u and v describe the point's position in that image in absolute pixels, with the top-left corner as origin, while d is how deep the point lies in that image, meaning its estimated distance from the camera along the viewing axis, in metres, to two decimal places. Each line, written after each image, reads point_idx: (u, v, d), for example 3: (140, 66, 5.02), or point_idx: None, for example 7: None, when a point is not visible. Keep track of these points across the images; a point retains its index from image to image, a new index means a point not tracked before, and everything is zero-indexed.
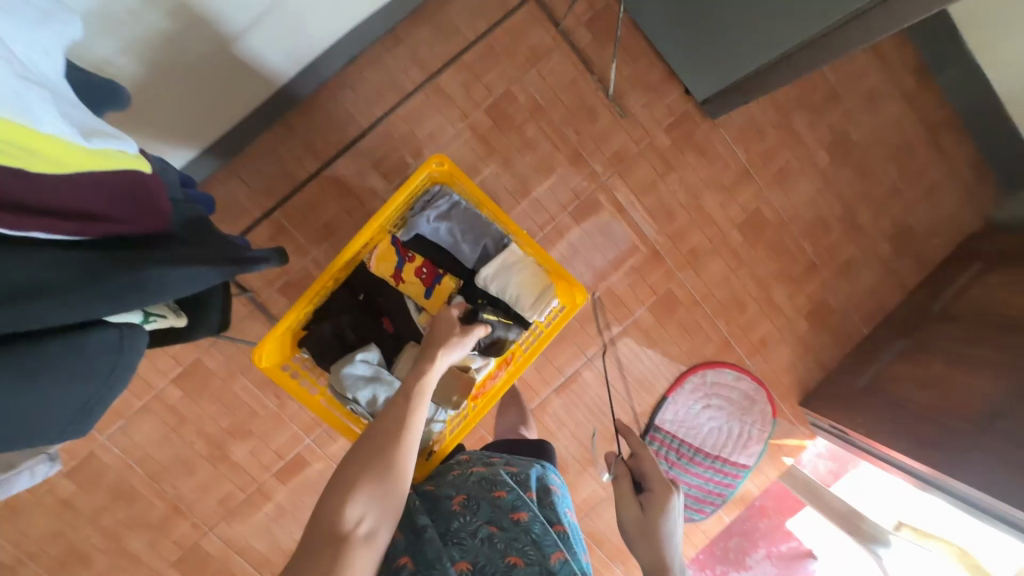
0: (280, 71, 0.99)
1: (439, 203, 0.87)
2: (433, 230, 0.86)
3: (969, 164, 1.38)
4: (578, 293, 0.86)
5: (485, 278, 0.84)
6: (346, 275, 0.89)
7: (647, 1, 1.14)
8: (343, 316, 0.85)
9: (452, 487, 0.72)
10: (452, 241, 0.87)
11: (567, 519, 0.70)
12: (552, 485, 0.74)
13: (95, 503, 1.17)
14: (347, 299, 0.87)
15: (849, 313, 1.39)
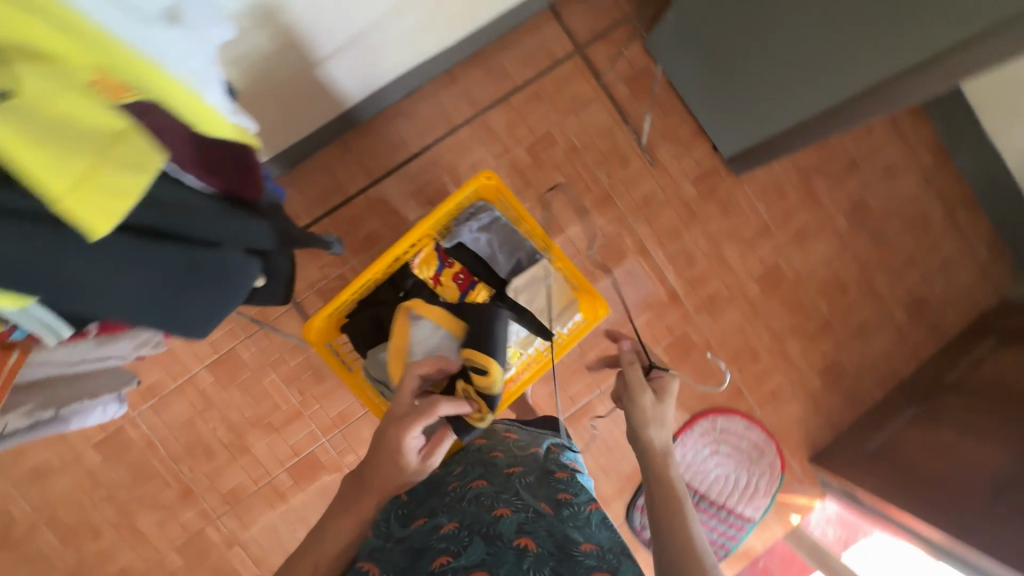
0: (350, 95, 1.11)
1: (484, 216, 0.94)
2: (473, 240, 0.92)
3: (986, 241, 1.43)
4: (600, 308, 0.92)
5: (517, 289, 0.91)
6: (391, 273, 0.95)
7: (683, 65, 1.25)
8: (383, 309, 0.92)
9: (452, 473, 0.74)
10: (490, 253, 0.93)
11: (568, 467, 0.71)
12: (552, 448, 0.77)
13: (115, 477, 1.22)
14: (390, 294, 0.94)
15: (863, 375, 1.41)
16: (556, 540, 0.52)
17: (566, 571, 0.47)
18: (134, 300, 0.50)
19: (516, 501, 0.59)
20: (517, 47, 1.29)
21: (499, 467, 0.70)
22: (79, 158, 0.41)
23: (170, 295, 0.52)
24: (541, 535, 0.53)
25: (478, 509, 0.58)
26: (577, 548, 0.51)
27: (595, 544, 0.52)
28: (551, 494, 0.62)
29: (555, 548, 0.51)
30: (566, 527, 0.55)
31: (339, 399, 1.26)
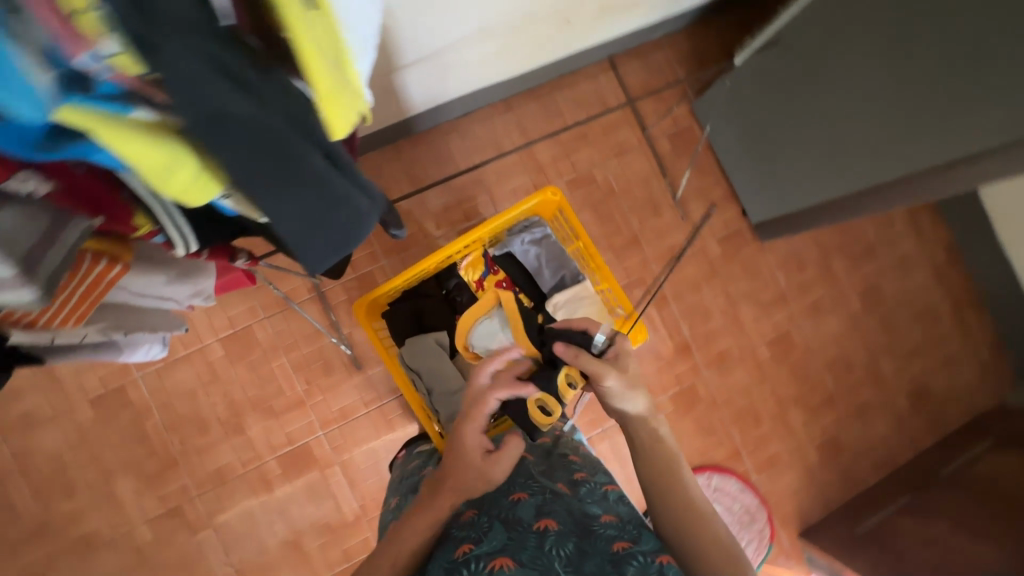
0: (415, 104, 1.17)
1: (537, 231, 0.97)
2: (523, 251, 0.97)
3: (989, 344, 1.47)
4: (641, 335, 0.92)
5: (557, 303, 0.94)
6: (440, 270, 1.00)
7: (726, 131, 1.32)
8: (425, 302, 0.97)
9: None
10: (535, 267, 0.97)
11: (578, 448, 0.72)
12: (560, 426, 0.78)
13: (104, 437, 1.20)
14: (434, 289, 0.99)
15: (860, 457, 1.42)
16: (574, 519, 0.52)
17: (589, 549, 0.47)
18: (305, 219, 0.40)
19: (532, 484, 0.58)
20: (573, 89, 1.37)
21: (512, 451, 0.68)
22: (339, 72, 0.39)
23: (329, 224, 0.43)
24: (561, 515, 0.52)
25: (495, 497, 0.56)
26: (596, 523, 0.51)
27: (614, 516, 0.53)
28: (565, 475, 0.62)
29: (575, 526, 0.50)
30: (584, 507, 0.54)
31: (344, 394, 1.26)
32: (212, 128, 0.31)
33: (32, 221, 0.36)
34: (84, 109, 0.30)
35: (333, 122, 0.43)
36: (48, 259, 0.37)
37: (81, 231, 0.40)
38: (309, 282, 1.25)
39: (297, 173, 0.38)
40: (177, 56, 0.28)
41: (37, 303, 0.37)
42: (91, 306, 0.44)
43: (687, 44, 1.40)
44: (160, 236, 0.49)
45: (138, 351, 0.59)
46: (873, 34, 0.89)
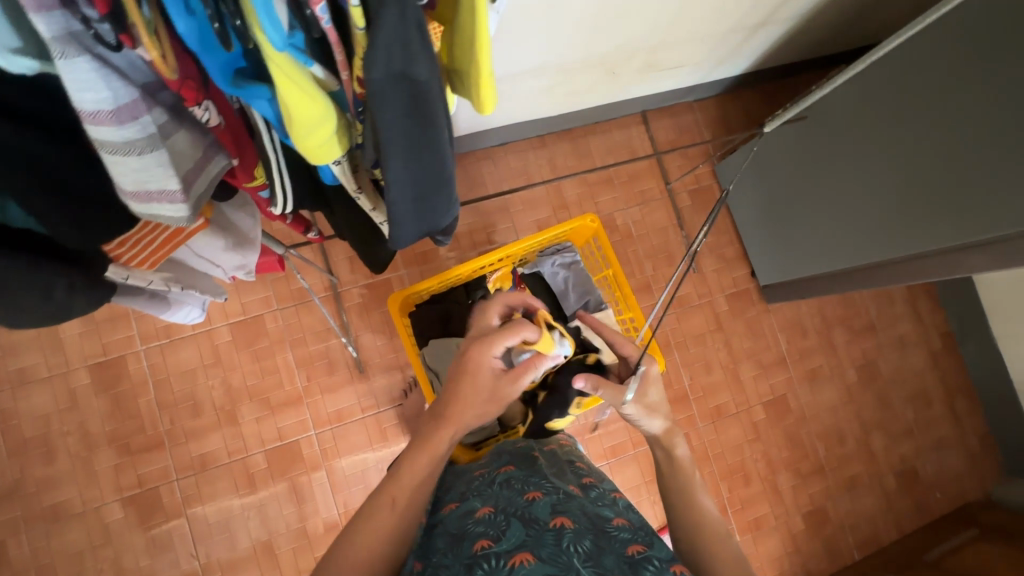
0: (458, 127, 1.23)
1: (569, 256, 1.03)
2: (552, 272, 1.02)
3: (977, 435, 1.50)
4: None
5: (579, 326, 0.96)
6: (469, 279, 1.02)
7: (745, 194, 1.39)
8: (452, 307, 0.99)
9: (471, 462, 0.70)
10: (564, 289, 1.01)
11: (582, 460, 0.73)
12: (562, 441, 0.79)
13: (94, 406, 1.18)
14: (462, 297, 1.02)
15: (844, 531, 1.41)
16: (589, 519, 0.53)
17: (606, 545, 0.49)
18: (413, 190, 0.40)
19: (545, 483, 0.58)
20: (606, 135, 1.44)
21: (522, 450, 0.68)
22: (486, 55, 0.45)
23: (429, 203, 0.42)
24: (575, 515, 0.52)
25: (510, 492, 0.56)
26: (609, 526, 0.52)
27: (626, 520, 0.55)
28: (574, 480, 0.62)
29: (590, 525, 0.51)
30: (596, 509, 0.55)
31: (343, 395, 1.25)
32: (389, 85, 0.32)
33: (194, 148, 0.44)
34: (290, 58, 0.33)
35: (485, 98, 0.46)
36: (195, 185, 0.45)
37: (222, 166, 0.47)
38: (326, 280, 1.27)
39: (428, 150, 0.38)
40: (394, 19, 0.30)
41: (183, 221, 0.45)
42: (171, 250, 0.53)
43: (716, 110, 1.49)
44: (264, 190, 0.54)
45: (180, 310, 0.65)
46: (899, 122, 0.96)
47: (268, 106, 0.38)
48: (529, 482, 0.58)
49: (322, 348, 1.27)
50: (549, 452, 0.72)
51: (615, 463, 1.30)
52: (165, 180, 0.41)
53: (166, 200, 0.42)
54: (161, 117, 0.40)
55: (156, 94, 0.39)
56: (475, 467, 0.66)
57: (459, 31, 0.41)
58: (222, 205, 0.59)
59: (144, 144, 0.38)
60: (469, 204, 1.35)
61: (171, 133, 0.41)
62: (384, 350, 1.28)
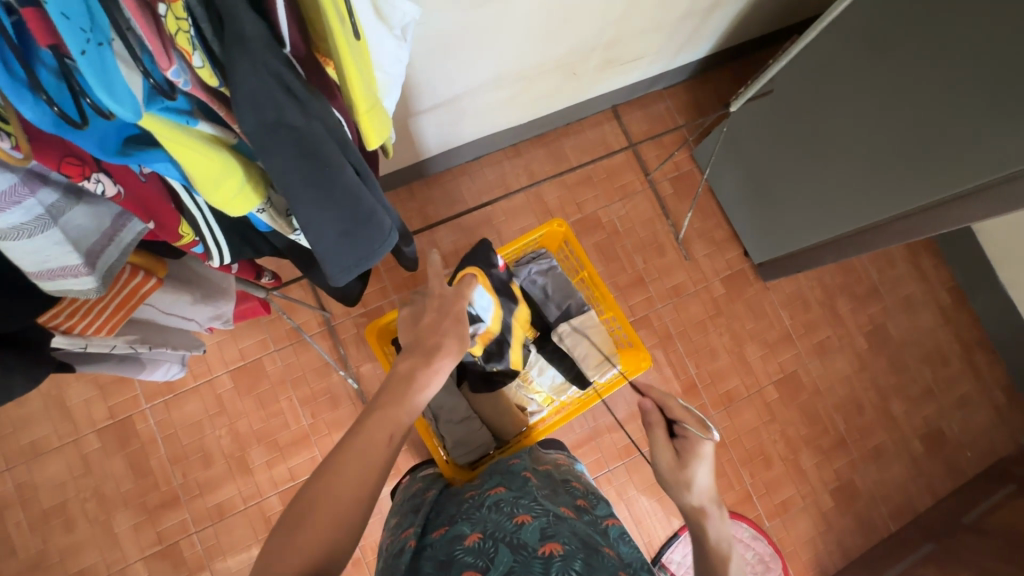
0: (428, 148, 1.24)
1: (545, 262, 1.05)
2: (530, 281, 1.04)
3: (1002, 387, 1.46)
4: (643, 361, 0.95)
5: (562, 333, 0.99)
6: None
7: (725, 174, 1.38)
8: None
9: (469, 485, 0.71)
10: (542, 296, 1.03)
11: (581, 480, 0.74)
12: (557, 459, 0.81)
13: (108, 469, 1.20)
14: None
15: (876, 503, 1.37)
16: (579, 542, 0.53)
17: (596, 568, 0.49)
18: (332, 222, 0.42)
19: (535, 506, 0.59)
20: (580, 135, 1.44)
21: (515, 471, 0.70)
22: (373, 92, 0.44)
23: (353, 231, 0.44)
24: (564, 538, 0.53)
25: (499, 517, 0.57)
26: (600, 551, 0.53)
27: (616, 551, 0.54)
28: (568, 501, 0.64)
29: (580, 547, 0.52)
30: (588, 533, 0.56)
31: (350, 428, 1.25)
32: (266, 135, 0.34)
33: (98, 221, 0.43)
34: (163, 119, 0.33)
35: (366, 129, 0.46)
36: (105, 255, 0.44)
37: (136, 234, 0.46)
38: (320, 316, 1.27)
39: (335, 186, 0.41)
40: (248, 73, 0.32)
41: (93, 292, 0.44)
42: (128, 313, 0.51)
43: (687, 95, 1.49)
44: (198, 246, 0.52)
45: (158, 370, 0.70)
46: (864, 85, 0.95)
47: (169, 166, 0.39)
48: (518, 510, 0.58)
49: (324, 384, 1.27)
50: (545, 469, 0.74)
51: (631, 462, 1.28)
52: (65, 257, 0.40)
53: (70, 275, 0.41)
54: (53, 196, 0.39)
55: (47, 175, 0.38)
56: (468, 492, 0.67)
57: (337, 68, 0.40)
58: (185, 261, 0.61)
59: (32, 225, 0.38)
60: (451, 221, 1.35)
61: (65, 211, 0.40)
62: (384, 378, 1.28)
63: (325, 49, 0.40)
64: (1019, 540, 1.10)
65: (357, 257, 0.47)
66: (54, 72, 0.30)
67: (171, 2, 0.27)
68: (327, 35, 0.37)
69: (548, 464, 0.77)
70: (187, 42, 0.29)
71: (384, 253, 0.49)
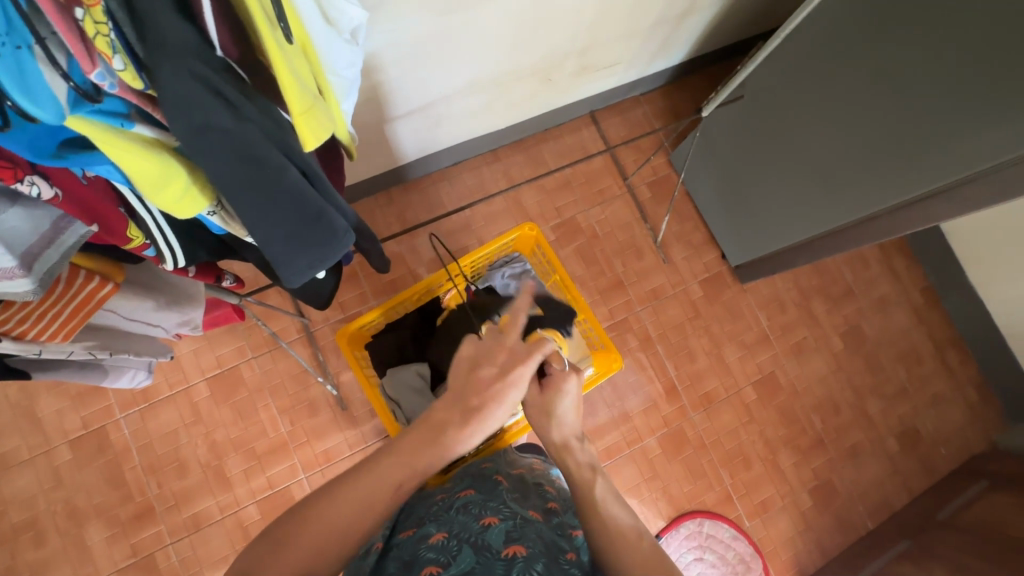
0: (405, 153, 1.24)
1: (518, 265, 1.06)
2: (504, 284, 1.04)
3: (973, 385, 1.49)
4: (615, 362, 0.99)
5: None
6: (423, 303, 1.07)
7: (701, 178, 1.40)
8: (406, 331, 1.04)
9: (441, 487, 0.70)
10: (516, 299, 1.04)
11: (555, 483, 0.75)
12: (534, 463, 0.81)
13: (80, 480, 1.17)
14: (417, 321, 1.06)
15: (854, 501, 1.39)
16: (543, 546, 0.54)
17: (555, 573, 0.51)
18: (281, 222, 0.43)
19: (503, 508, 0.59)
20: (558, 141, 1.45)
21: (486, 474, 0.70)
22: (314, 96, 0.44)
23: (306, 231, 0.45)
24: (528, 542, 0.54)
25: (466, 518, 0.58)
26: (561, 558, 0.54)
27: (577, 556, 0.56)
28: (538, 504, 0.64)
29: (543, 551, 0.54)
30: (553, 537, 0.57)
31: (329, 436, 1.25)
32: (198, 139, 0.35)
33: (33, 224, 0.42)
34: (97, 122, 0.34)
35: (302, 133, 0.44)
36: (46, 258, 0.43)
37: (78, 237, 0.45)
38: (298, 322, 1.27)
39: (279, 187, 0.41)
40: (173, 77, 0.33)
41: (30, 296, 0.44)
42: (83, 321, 0.51)
43: (663, 101, 1.51)
44: (150, 249, 0.52)
45: (123, 377, 0.69)
46: (835, 88, 0.97)
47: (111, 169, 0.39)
48: (487, 512, 0.59)
49: (302, 390, 1.26)
50: (520, 471, 0.75)
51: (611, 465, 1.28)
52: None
53: (3, 278, 0.41)
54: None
55: None
56: (439, 493, 0.67)
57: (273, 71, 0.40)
58: (144, 266, 0.61)
59: None
60: (430, 226, 1.35)
61: None
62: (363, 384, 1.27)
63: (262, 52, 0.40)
64: (992, 535, 1.12)
65: (312, 258, 0.47)
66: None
67: (89, 6, 0.28)
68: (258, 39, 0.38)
69: (523, 467, 0.78)
70: (107, 45, 0.29)
71: (341, 252, 0.49)
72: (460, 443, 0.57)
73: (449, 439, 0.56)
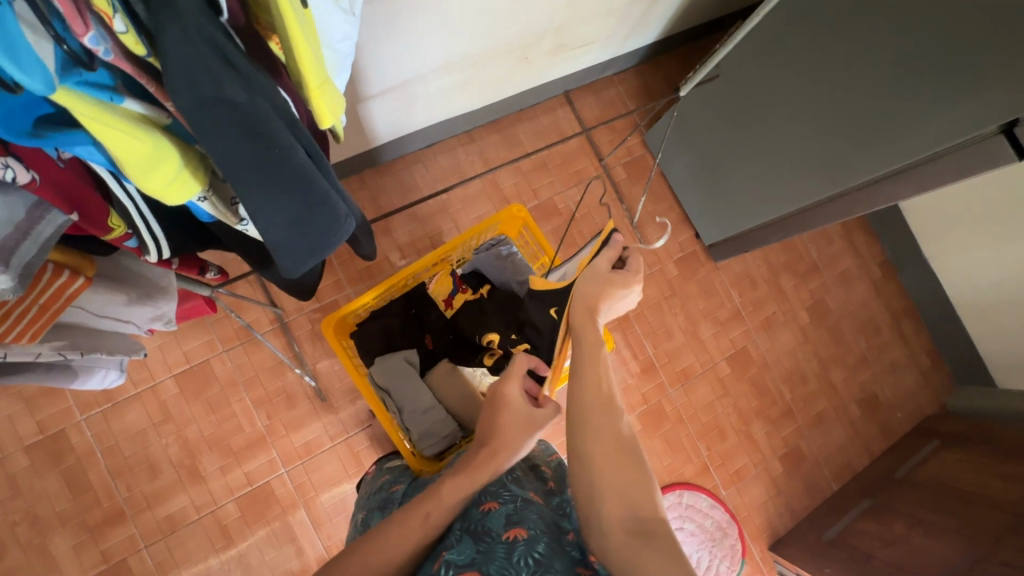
0: (379, 135, 1.20)
1: (504, 249, 1.02)
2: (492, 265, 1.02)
3: (926, 352, 1.58)
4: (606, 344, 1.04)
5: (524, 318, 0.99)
6: (407, 290, 1.06)
7: (675, 159, 1.42)
8: (394, 320, 1.02)
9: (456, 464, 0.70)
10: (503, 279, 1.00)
11: (552, 462, 0.74)
12: (528, 446, 0.80)
13: (40, 488, 1.10)
14: (402, 309, 1.04)
15: (820, 465, 1.47)
16: (544, 526, 0.55)
17: (558, 554, 0.51)
18: (285, 202, 0.40)
19: (503, 491, 0.59)
20: (533, 121, 1.43)
21: None
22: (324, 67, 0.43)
23: (310, 213, 0.42)
24: (529, 522, 0.54)
25: (466, 503, 0.58)
26: (564, 540, 0.54)
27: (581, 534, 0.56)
28: (538, 486, 0.65)
29: (544, 530, 0.54)
30: (556, 517, 0.57)
31: (308, 427, 1.21)
32: (205, 112, 0.33)
33: (6, 213, 0.39)
34: (85, 96, 0.31)
35: (320, 109, 0.46)
36: (19, 250, 0.40)
37: (56, 226, 0.41)
38: (271, 313, 1.22)
39: (284, 169, 0.38)
40: (178, 42, 0.30)
41: (9, 293, 0.40)
42: (51, 320, 0.47)
43: (637, 81, 1.51)
44: (132, 240, 0.49)
45: (93, 377, 0.65)
46: (805, 67, 0.98)
47: (92, 150, 0.36)
48: (486, 500, 0.58)
49: (279, 383, 1.22)
50: None
51: None
52: None
53: None
54: None
55: None
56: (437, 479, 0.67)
57: (284, 42, 0.39)
58: (118, 258, 0.57)
59: None
60: (406, 211, 1.31)
61: None
62: (343, 374, 1.24)
63: (272, 23, 0.38)
64: (946, 490, 1.20)
65: (309, 249, 0.44)
66: None
67: None
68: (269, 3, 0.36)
69: None
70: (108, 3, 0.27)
71: (340, 243, 0.47)
72: (497, 462, 0.57)
73: (479, 464, 0.57)
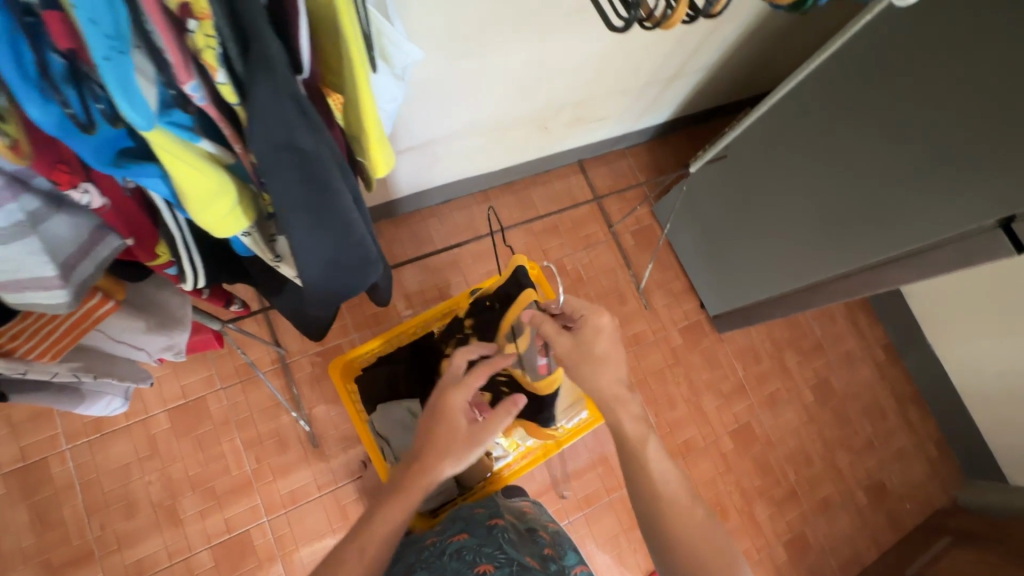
0: (400, 188, 1.25)
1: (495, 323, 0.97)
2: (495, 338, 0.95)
3: (933, 441, 1.55)
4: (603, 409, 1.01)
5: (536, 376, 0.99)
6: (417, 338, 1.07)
7: (682, 232, 1.46)
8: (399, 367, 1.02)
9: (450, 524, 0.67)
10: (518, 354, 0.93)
11: (550, 528, 0.72)
12: (526, 508, 0.79)
13: (9, 520, 1.05)
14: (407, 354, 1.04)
15: (826, 555, 1.39)
16: None
17: None
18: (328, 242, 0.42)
19: (499, 555, 0.57)
20: (548, 186, 1.50)
21: (480, 519, 0.67)
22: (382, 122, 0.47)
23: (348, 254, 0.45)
24: None
25: (460, 565, 0.55)
26: None
27: None
28: (535, 551, 0.62)
29: None
30: None
31: (297, 474, 1.17)
32: (275, 155, 0.35)
33: (75, 232, 0.41)
34: (170, 134, 0.34)
35: (375, 160, 0.50)
36: (79, 268, 0.42)
37: (113, 249, 0.44)
38: (274, 352, 1.22)
39: (331, 212, 0.41)
40: (266, 93, 0.33)
41: (62, 308, 0.42)
42: (75, 339, 0.48)
43: (648, 155, 1.59)
44: (172, 267, 0.52)
45: (97, 403, 0.64)
46: (809, 153, 1.03)
47: (158, 182, 0.39)
48: (482, 563, 0.55)
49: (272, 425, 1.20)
50: (514, 518, 0.72)
51: (590, 514, 1.25)
52: (38, 268, 0.39)
53: (39, 288, 0.40)
54: (35, 203, 0.38)
55: (30, 180, 0.37)
56: (429, 540, 0.64)
57: (350, 101, 0.43)
58: (143, 284, 0.58)
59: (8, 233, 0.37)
60: (418, 261, 1.34)
61: (44, 220, 0.39)
62: (339, 421, 1.22)
63: (340, 85, 0.42)
64: None
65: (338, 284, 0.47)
66: (64, 77, 0.31)
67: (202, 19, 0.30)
68: (343, 65, 0.40)
69: (514, 514, 0.75)
70: (215, 59, 0.32)
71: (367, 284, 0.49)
72: (432, 475, 0.62)
73: (414, 479, 0.61)
